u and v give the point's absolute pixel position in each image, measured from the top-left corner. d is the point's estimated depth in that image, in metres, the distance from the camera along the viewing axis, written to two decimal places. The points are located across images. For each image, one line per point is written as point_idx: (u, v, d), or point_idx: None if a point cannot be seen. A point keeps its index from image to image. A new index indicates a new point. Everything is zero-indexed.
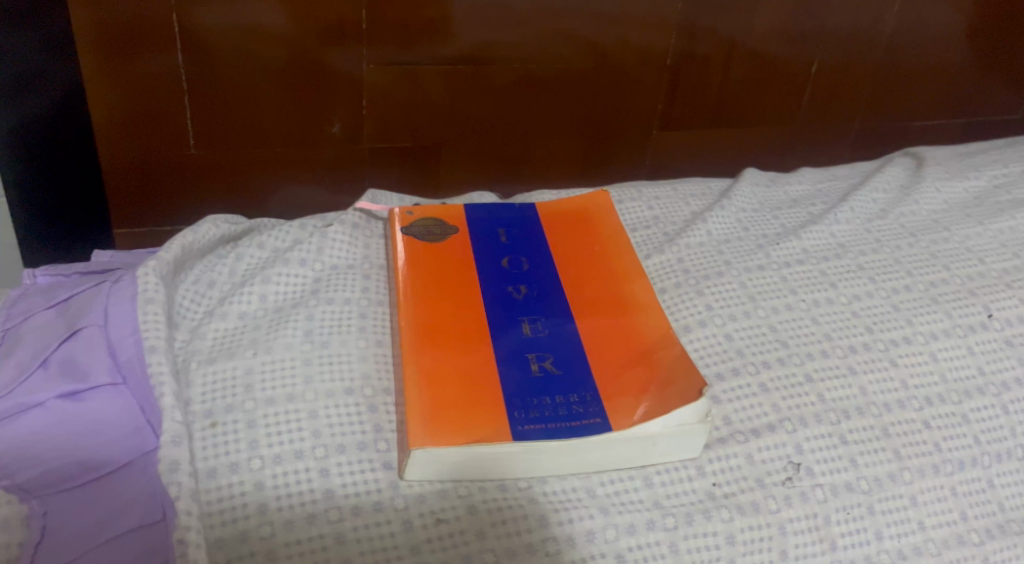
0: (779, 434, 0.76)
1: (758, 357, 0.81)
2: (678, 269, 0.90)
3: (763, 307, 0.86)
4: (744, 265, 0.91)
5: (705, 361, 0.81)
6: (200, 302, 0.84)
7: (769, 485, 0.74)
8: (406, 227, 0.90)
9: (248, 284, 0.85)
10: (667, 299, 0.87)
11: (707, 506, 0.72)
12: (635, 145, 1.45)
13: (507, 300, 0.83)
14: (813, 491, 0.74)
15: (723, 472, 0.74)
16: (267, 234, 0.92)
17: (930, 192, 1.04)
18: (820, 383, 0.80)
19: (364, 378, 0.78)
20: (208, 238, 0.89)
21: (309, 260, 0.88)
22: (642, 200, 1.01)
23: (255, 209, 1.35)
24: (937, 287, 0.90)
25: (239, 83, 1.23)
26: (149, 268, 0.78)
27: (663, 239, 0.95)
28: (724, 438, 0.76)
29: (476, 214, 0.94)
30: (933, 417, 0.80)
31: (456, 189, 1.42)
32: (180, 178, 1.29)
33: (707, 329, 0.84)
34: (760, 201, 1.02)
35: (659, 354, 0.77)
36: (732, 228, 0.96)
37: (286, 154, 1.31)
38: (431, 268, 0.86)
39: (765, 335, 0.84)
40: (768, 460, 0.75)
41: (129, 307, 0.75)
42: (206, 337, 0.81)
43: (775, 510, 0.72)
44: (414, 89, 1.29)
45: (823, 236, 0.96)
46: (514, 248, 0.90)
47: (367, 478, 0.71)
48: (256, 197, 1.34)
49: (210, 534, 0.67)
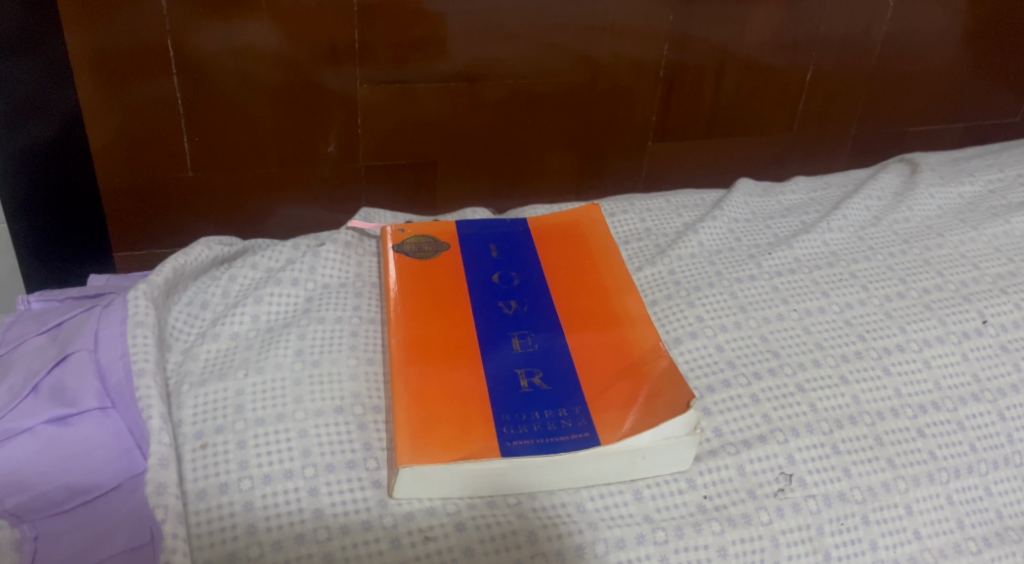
0: (771, 444, 0.75)
1: (749, 368, 0.81)
2: (669, 281, 0.90)
3: (754, 317, 0.86)
4: (735, 275, 0.90)
5: (696, 373, 0.80)
6: (193, 325, 0.85)
7: (760, 496, 0.73)
8: (397, 244, 0.91)
9: (240, 304, 0.86)
10: (659, 310, 0.87)
11: (698, 518, 0.71)
12: (630, 157, 1.45)
13: (497, 315, 0.83)
14: (806, 501, 0.73)
15: (714, 485, 0.73)
16: (260, 255, 0.93)
17: (925, 198, 1.03)
18: (812, 393, 0.79)
19: (354, 397, 0.78)
20: (200, 260, 0.90)
21: (301, 279, 0.89)
22: (634, 212, 1.01)
23: (254, 230, 1.36)
24: (931, 294, 0.89)
25: (235, 105, 1.24)
26: (140, 291, 0.79)
27: (654, 251, 0.95)
28: (714, 450, 0.75)
29: (468, 230, 0.94)
30: (928, 425, 0.79)
31: (453, 204, 1.42)
32: (178, 202, 1.30)
33: (698, 340, 0.83)
34: (752, 211, 1.02)
35: (648, 366, 0.77)
36: (724, 239, 0.96)
37: (282, 174, 1.32)
38: (421, 286, 0.86)
39: (756, 345, 0.83)
40: (759, 471, 0.74)
41: (119, 330, 0.76)
42: (198, 359, 0.81)
43: (767, 522, 0.71)
44: (408, 106, 1.30)
45: (815, 245, 0.95)
46: (505, 263, 0.90)
47: (356, 496, 0.71)
48: (255, 219, 1.35)
49: (199, 556, 0.68)
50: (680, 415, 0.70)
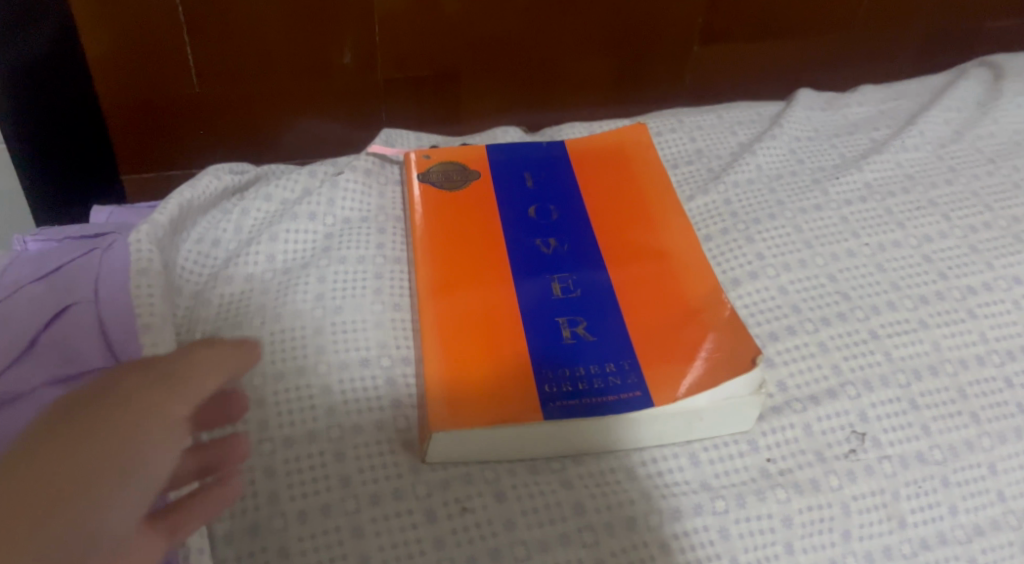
0: (841, 401, 0.68)
1: (817, 313, 0.73)
2: (725, 212, 0.81)
3: (821, 254, 0.77)
4: (799, 205, 0.81)
5: (757, 320, 0.73)
6: (204, 265, 0.78)
7: (830, 459, 0.66)
8: (422, 173, 0.82)
9: (255, 242, 0.79)
10: (713, 246, 0.78)
11: (762, 485, 0.64)
12: (673, 65, 1.29)
13: (534, 255, 0.75)
14: (880, 464, 0.66)
15: (779, 446, 0.66)
16: (275, 184, 0.85)
17: (1011, 109, 0.92)
18: (886, 340, 0.71)
19: (380, 347, 0.72)
20: (209, 191, 0.82)
21: (319, 213, 0.82)
22: (683, 130, 0.91)
23: (270, 150, 1.24)
24: (1020, 224, 0.80)
25: (239, 12, 1.08)
26: (141, 233, 0.71)
27: (707, 176, 0.86)
28: (778, 407, 0.68)
29: (500, 155, 0.85)
30: (1017, 374, 0.71)
31: (480, 120, 1.27)
32: (186, 119, 1.18)
33: (759, 282, 0.75)
34: (816, 127, 0.92)
35: (705, 314, 0.69)
36: (784, 161, 0.86)
37: (297, 88, 1.17)
38: (450, 223, 0.78)
39: (824, 286, 0.75)
40: (828, 431, 0.67)
41: (122, 279, 0.69)
42: (211, 304, 0.75)
43: (837, 488, 0.65)
44: (429, 8, 1.13)
45: (888, 166, 0.85)
46: (542, 194, 0.81)
47: (385, 463, 0.65)
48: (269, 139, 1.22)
49: (218, 528, 0.62)
50: (739, 377, 0.63)
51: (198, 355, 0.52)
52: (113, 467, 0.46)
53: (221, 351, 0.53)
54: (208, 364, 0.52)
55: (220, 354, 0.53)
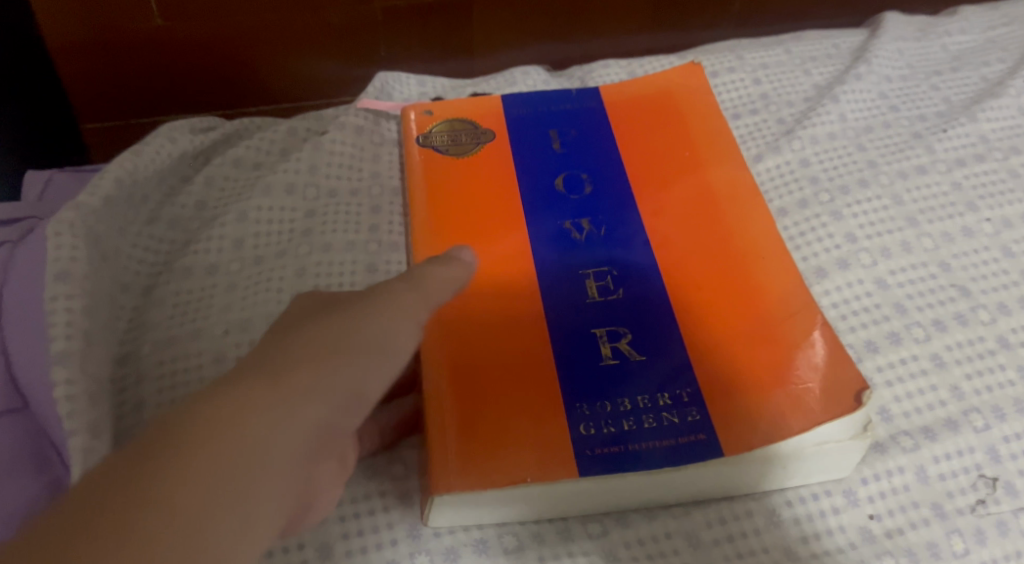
0: (964, 434, 0.53)
1: (927, 315, 0.57)
2: (803, 177, 0.64)
3: (930, 234, 0.61)
4: (896, 167, 0.64)
5: (850, 324, 0.57)
6: (160, 250, 0.62)
7: (951, 514, 0.51)
8: (424, 135, 0.66)
9: (219, 220, 0.63)
10: (791, 224, 0.62)
11: (865, 554, 0.49)
12: None
13: (563, 243, 0.59)
14: (1017, 519, 0.51)
15: (883, 498, 0.51)
16: (245, 144, 0.69)
17: None
18: (1020, 351, 0.56)
19: None
20: (165, 160, 0.65)
21: (299, 185, 0.65)
22: (745, 71, 0.73)
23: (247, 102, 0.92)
24: None
25: None
26: (62, 223, 0.54)
27: (779, 130, 0.69)
28: (881, 444, 0.53)
29: (519, 108, 0.68)
30: None
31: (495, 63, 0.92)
32: (145, 65, 0.87)
33: (850, 274, 0.59)
34: (910, 63, 0.73)
35: (786, 326, 0.54)
36: (873, 109, 0.69)
37: (279, 21, 0.86)
38: (458, 201, 0.62)
39: (935, 278, 0.59)
40: (948, 475, 0.52)
41: (32, 288, 0.52)
42: (164, 305, 0.59)
43: (962, 553, 0.50)
44: None
45: (1008, 113, 0.68)
46: (572, 160, 0.64)
47: (377, 525, 0.50)
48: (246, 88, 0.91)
49: None
50: (835, 422, 0.49)
51: (430, 273, 0.47)
52: (351, 352, 0.42)
53: (453, 268, 0.48)
54: (444, 280, 0.47)
55: (453, 269, 0.48)
